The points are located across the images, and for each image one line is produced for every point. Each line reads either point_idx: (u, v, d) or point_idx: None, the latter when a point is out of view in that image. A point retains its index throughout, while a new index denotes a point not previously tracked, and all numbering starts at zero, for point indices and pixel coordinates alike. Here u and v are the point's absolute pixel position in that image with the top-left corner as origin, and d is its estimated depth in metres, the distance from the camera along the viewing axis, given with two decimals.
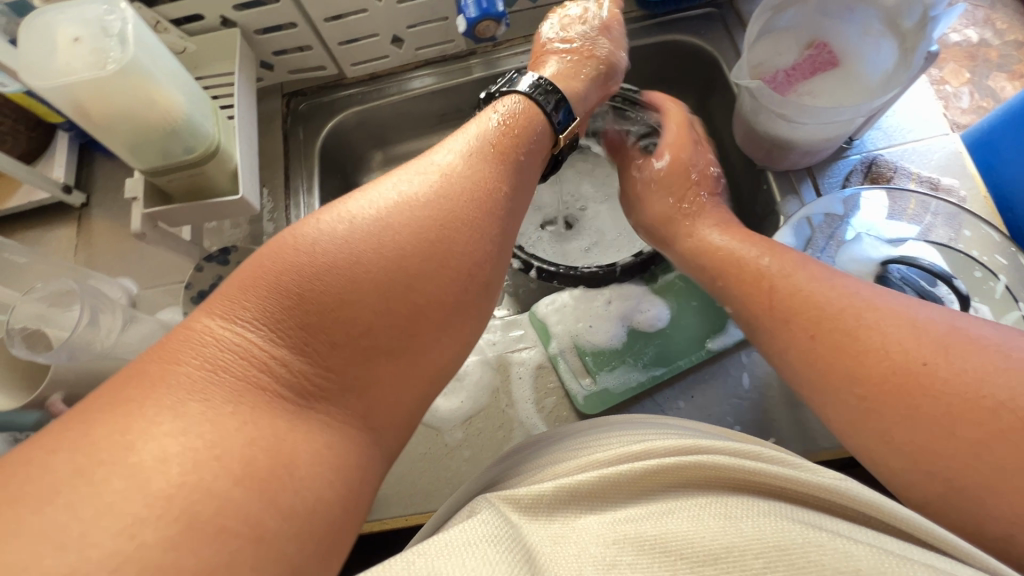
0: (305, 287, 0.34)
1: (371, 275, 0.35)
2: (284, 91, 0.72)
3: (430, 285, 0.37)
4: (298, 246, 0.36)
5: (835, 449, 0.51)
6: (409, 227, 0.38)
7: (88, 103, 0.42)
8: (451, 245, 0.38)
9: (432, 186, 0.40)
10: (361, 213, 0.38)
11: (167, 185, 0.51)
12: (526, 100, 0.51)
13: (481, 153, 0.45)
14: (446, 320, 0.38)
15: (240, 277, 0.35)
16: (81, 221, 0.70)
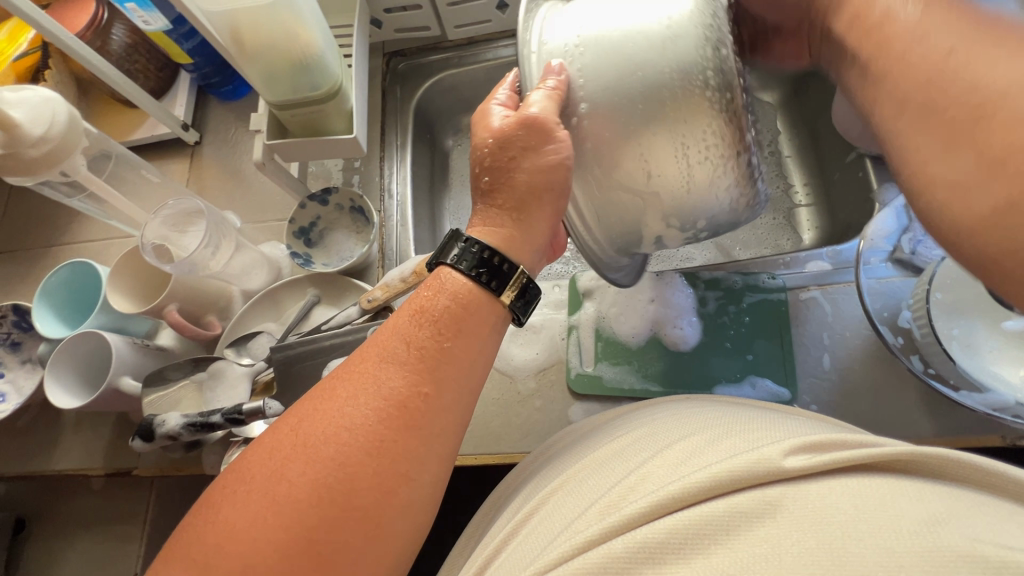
0: (211, 558, 0.33)
1: (274, 532, 0.34)
2: (386, 50, 0.76)
3: (342, 531, 0.35)
4: (209, 515, 0.35)
5: (918, 439, 0.49)
6: (311, 480, 0.35)
7: (243, 29, 0.46)
8: (357, 479, 0.35)
9: (345, 411, 0.37)
10: (256, 469, 0.36)
11: (290, 120, 0.55)
12: (454, 279, 0.42)
13: (393, 358, 0.39)
14: (366, 559, 0.35)
15: (170, 548, 0.36)
16: (193, 157, 0.76)
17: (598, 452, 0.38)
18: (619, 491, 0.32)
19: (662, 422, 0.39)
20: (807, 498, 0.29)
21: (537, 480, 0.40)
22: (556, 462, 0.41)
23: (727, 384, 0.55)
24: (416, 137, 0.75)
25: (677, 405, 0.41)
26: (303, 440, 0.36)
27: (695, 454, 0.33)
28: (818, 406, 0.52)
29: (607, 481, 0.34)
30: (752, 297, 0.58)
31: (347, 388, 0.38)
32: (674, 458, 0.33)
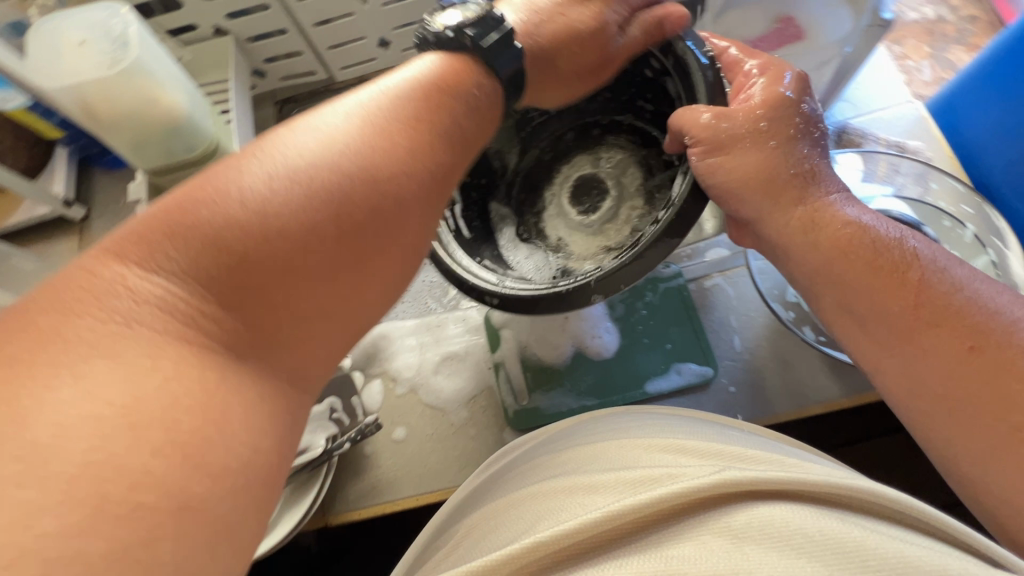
0: (210, 242, 0.27)
1: (307, 237, 0.28)
2: (276, 98, 0.74)
3: (366, 250, 0.30)
4: (220, 195, 0.28)
5: (824, 403, 0.53)
6: (305, 222, 0.29)
7: (95, 101, 0.44)
8: (384, 225, 0.31)
9: (349, 149, 0.31)
10: (293, 155, 0.30)
11: (170, 186, 0.53)
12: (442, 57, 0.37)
13: (411, 100, 0.35)
14: (386, 274, 0.32)
15: (144, 223, 0.27)
16: (82, 234, 0.72)
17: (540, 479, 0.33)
18: (578, 507, 0.27)
19: (628, 435, 0.35)
20: (771, 533, 0.24)
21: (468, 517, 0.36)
22: (508, 484, 0.36)
23: (657, 378, 0.56)
24: None
25: (644, 421, 0.38)
26: (306, 149, 0.30)
27: (655, 471, 0.29)
28: (735, 387, 0.54)
29: (568, 494, 0.29)
30: (659, 297, 0.59)
31: (366, 135, 0.32)
32: (640, 472, 0.29)
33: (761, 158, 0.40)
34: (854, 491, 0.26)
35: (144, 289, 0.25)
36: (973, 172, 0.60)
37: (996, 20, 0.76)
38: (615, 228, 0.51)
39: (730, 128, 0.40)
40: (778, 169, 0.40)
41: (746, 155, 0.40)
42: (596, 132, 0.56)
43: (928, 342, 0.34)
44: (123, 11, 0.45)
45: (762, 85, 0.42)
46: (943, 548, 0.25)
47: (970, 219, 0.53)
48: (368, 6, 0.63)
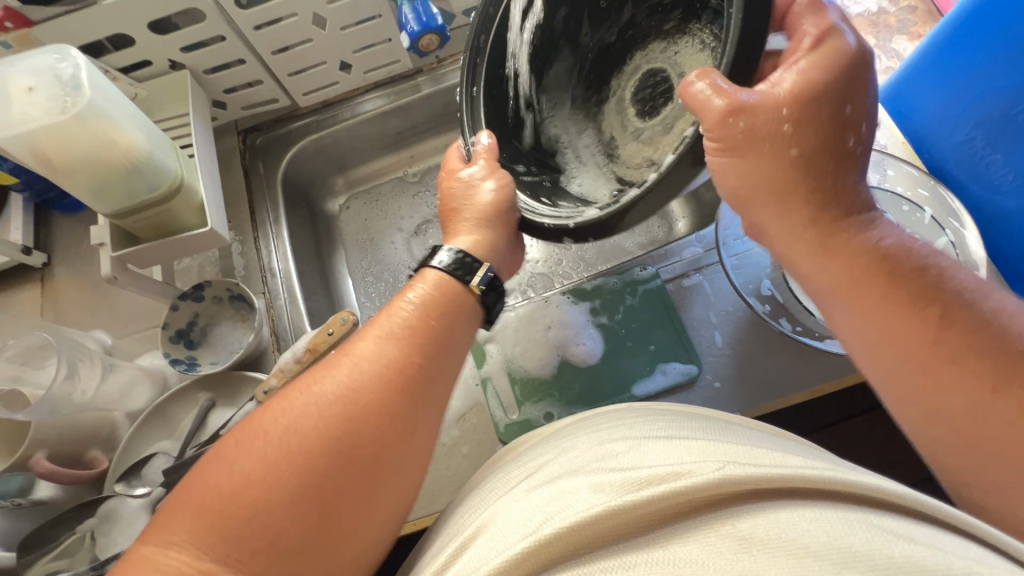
0: (227, 507, 0.32)
1: (297, 472, 0.33)
2: (239, 128, 0.73)
3: (350, 491, 0.34)
4: (227, 466, 0.33)
5: (807, 390, 0.54)
6: (294, 462, 0.33)
7: (49, 148, 0.43)
8: (379, 460, 0.35)
9: (330, 389, 0.36)
10: (277, 425, 0.35)
11: (134, 226, 0.52)
12: (444, 278, 0.44)
13: (394, 339, 0.40)
14: (377, 506, 0.35)
15: (187, 502, 0.32)
16: (45, 281, 0.69)
17: (539, 468, 0.34)
18: (582, 495, 0.28)
19: (621, 429, 0.35)
20: (766, 527, 0.25)
21: (472, 501, 0.36)
22: (498, 481, 0.36)
23: (644, 380, 0.57)
24: (289, 209, 0.73)
25: (644, 416, 0.38)
26: (300, 411, 0.35)
27: (655, 461, 0.29)
28: (720, 382, 0.55)
29: (554, 491, 0.29)
30: (642, 301, 0.60)
31: (341, 369, 0.37)
32: (640, 463, 0.29)
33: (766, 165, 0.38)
34: (835, 481, 0.26)
35: (162, 560, 0.31)
36: (925, 156, 0.62)
37: (933, 9, 0.80)
38: (664, 131, 0.48)
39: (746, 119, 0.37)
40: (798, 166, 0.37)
41: (763, 153, 0.38)
42: (676, 16, 0.50)
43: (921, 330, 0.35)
44: (69, 54, 0.44)
45: (802, 68, 0.37)
46: (921, 533, 0.25)
47: (926, 202, 0.55)
48: (326, 32, 0.63)
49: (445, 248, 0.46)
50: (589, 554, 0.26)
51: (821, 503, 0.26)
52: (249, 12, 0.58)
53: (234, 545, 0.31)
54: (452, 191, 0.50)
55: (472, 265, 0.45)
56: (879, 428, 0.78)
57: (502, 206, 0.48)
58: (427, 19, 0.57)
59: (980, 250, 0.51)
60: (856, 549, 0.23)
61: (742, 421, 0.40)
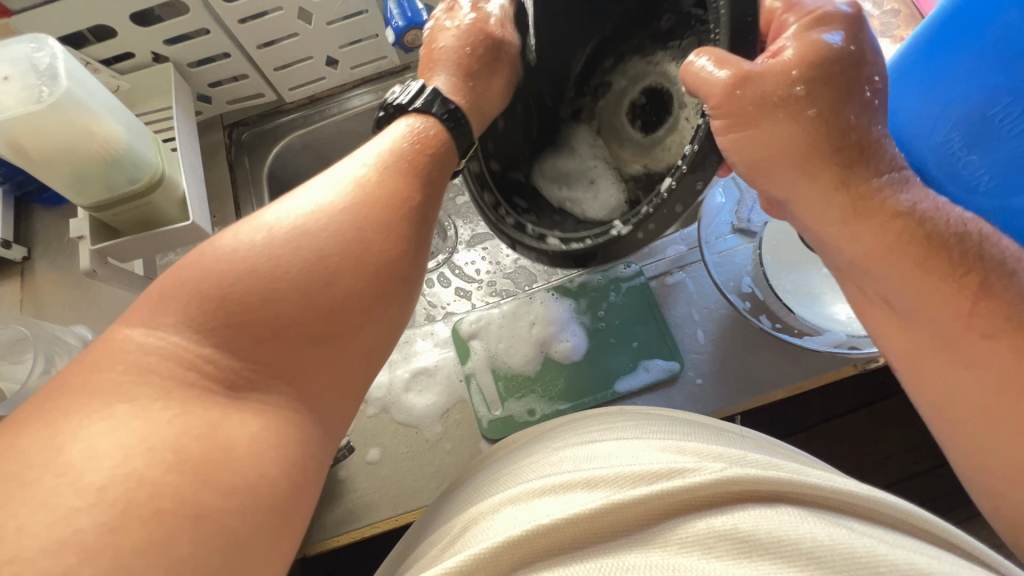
0: (226, 289, 0.32)
1: (291, 274, 0.33)
2: (225, 122, 0.72)
3: (347, 311, 0.34)
4: (219, 254, 0.33)
5: (787, 387, 0.55)
6: (284, 274, 0.33)
7: (25, 138, 0.42)
8: (362, 253, 0.35)
9: (328, 210, 0.35)
10: (275, 226, 0.34)
11: (114, 219, 0.51)
12: (430, 120, 0.42)
13: (394, 166, 0.39)
14: (371, 333, 0.36)
15: (173, 274, 0.33)
16: (25, 275, 0.69)
17: (527, 467, 0.34)
18: (569, 496, 0.28)
19: (616, 430, 0.36)
20: (747, 530, 0.25)
21: (460, 498, 0.37)
22: (490, 477, 0.36)
23: (626, 376, 0.57)
24: (274, 205, 0.72)
25: (635, 419, 0.38)
26: (291, 217, 0.35)
27: (642, 463, 0.29)
28: (702, 378, 0.55)
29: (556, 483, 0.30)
30: (627, 299, 0.60)
31: (339, 196, 0.36)
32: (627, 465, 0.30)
33: (787, 133, 0.38)
34: (829, 490, 0.27)
35: (151, 343, 0.31)
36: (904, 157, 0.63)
37: (915, 13, 0.81)
38: (662, 149, 0.46)
39: (754, 91, 0.37)
40: (814, 141, 0.37)
41: (778, 120, 0.37)
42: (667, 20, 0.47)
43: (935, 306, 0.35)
44: (47, 44, 0.43)
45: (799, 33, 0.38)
46: (910, 542, 0.26)
47: None
48: (312, 27, 0.63)
49: (426, 87, 0.45)
50: (587, 547, 0.26)
51: (802, 509, 0.26)
52: (233, 5, 0.57)
53: (228, 378, 0.31)
54: (434, 44, 0.49)
55: (456, 112, 0.44)
56: (860, 426, 0.79)
57: (478, 41, 0.48)
58: (413, 14, 0.57)
59: None
60: (854, 555, 0.23)
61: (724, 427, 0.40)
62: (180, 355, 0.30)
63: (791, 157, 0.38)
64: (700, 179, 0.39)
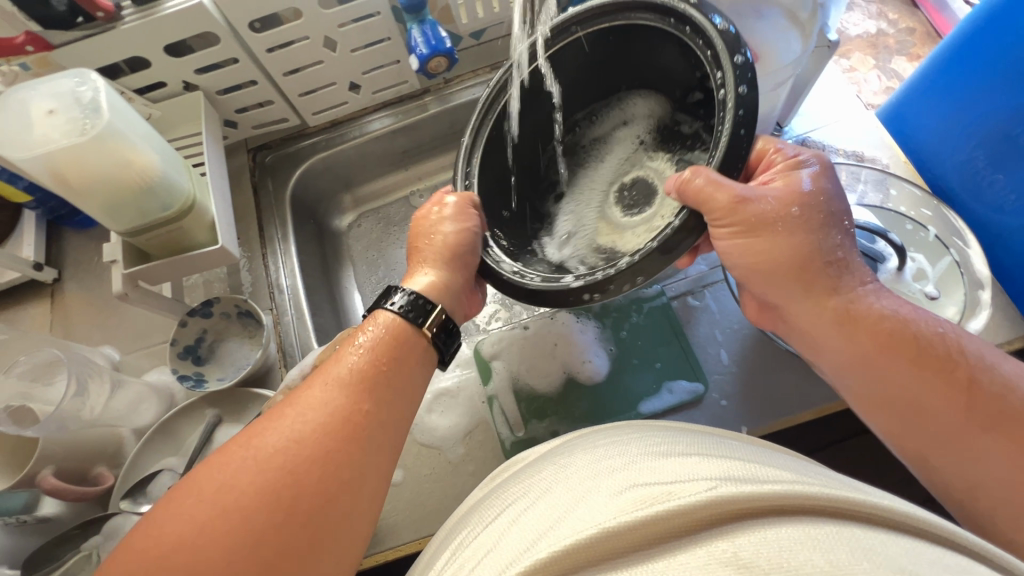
0: (180, 563, 0.31)
1: (245, 531, 0.32)
2: (249, 146, 0.74)
3: (296, 537, 0.33)
4: (165, 525, 0.32)
5: (813, 409, 0.54)
6: (232, 525, 0.32)
7: (67, 168, 0.44)
8: (320, 490, 0.35)
9: (276, 441, 0.35)
10: (228, 487, 0.33)
11: (145, 244, 0.52)
12: (395, 320, 0.43)
13: (346, 387, 0.39)
14: (340, 538, 0.35)
15: (124, 562, 0.31)
16: (55, 297, 0.70)
17: (538, 483, 0.34)
18: (580, 514, 0.28)
19: (622, 443, 0.35)
20: (770, 547, 0.24)
21: (474, 516, 0.37)
22: (500, 498, 0.36)
23: (650, 398, 0.57)
24: (297, 225, 0.73)
25: (638, 432, 0.38)
26: (238, 466, 0.34)
27: (658, 477, 0.29)
28: (727, 400, 0.55)
29: (560, 508, 0.29)
30: (652, 321, 0.60)
31: (279, 431, 0.36)
32: (642, 480, 0.29)
33: (786, 241, 0.41)
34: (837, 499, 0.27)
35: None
36: (927, 175, 0.63)
37: (931, 31, 0.81)
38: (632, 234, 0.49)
39: (754, 211, 0.41)
40: (808, 255, 0.41)
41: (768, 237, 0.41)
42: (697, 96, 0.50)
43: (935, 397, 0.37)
44: (90, 78, 0.45)
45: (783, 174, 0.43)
46: (939, 554, 0.25)
47: (930, 221, 0.55)
48: (337, 54, 0.65)
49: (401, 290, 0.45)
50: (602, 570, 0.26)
51: (827, 524, 0.25)
52: (262, 35, 0.59)
53: None
54: (424, 213, 0.50)
55: (424, 305, 0.44)
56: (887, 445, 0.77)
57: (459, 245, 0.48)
58: (436, 42, 0.59)
59: (985, 268, 0.51)
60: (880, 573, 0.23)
61: (748, 440, 0.39)
62: None
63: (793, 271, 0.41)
64: (642, 274, 0.40)
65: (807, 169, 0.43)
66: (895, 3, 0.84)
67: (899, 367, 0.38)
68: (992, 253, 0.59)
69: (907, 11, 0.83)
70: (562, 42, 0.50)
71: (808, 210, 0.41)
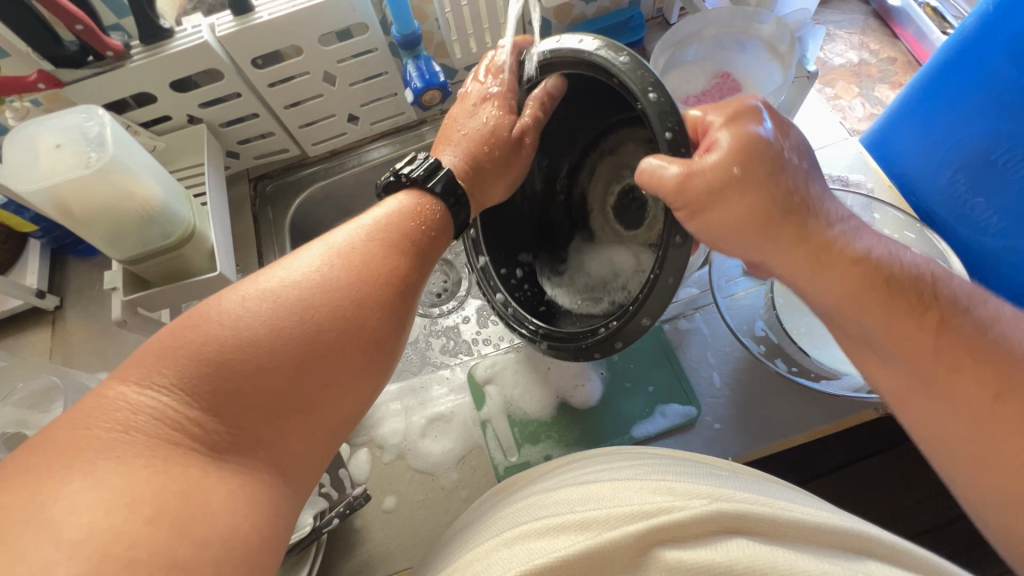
0: (220, 353, 0.33)
1: (280, 349, 0.35)
2: (250, 176, 0.76)
3: (324, 364, 0.36)
4: (216, 318, 0.34)
5: (806, 432, 0.54)
6: (274, 341, 0.35)
7: (72, 200, 0.45)
8: (352, 320, 0.38)
9: (321, 270, 0.38)
10: (272, 287, 0.36)
11: (145, 272, 0.53)
12: (412, 194, 0.45)
13: (383, 241, 0.42)
14: (348, 394, 0.38)
15: (153, 348, 0.33)
16: (56, 323, 0.71)
17: (533, 502, 0.34)
18: (564, 537, 0.28)
19: (607, 470, 0.35)
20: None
21: (476, 527, 0.37)
22: (498, 513, 0.36)
23: (643, 422, 0.57)
24: (296, 252, 0.75)
25: (634, 458, 0.38)
26: (284, 285, 0.37)
27: (642, 499, 0.29)
28: (720, 423, 0.55)
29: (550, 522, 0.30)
30: (646, 346, 0.60)
31: (326, 264, 0.39)
32: (627, 499, 0.30)
33: (747, 203, 0.39)
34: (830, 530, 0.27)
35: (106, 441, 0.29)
36: (912, 199, 0.64)
37: (912, 60, 0.84)
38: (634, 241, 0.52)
39: (703, 181, 0.39)
40: (769, 205, 0.39)
41: (729, 208, 0.40)
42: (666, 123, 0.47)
43: (903, 335, 0.35)
44: (97, 113, 0.47)
45: (726, 126, 0.41)
46: None
47: (913, 244, 0.56)
48: (335, 88, 0.67)
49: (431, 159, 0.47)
50: None
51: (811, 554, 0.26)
52: (264, 71, 0.62)
53: (212, 442, 0.32)
54: (454, 116, 0.52)
55: (457, 190, 0.47)
56: (887, 470, 0.76)
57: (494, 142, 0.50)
58: (430, 76, 0.61)
59: None
60: None
61: (730, 465, 0.39)
62: (165, 417, 0.31)
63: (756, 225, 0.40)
64: (670, 275, 0.37)
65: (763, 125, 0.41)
66: (876, 34, 0.87)
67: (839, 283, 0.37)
68: (983, 276, 0.59)
69: (887, 42, 0.86)
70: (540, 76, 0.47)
71: (764, 169, 0.39)
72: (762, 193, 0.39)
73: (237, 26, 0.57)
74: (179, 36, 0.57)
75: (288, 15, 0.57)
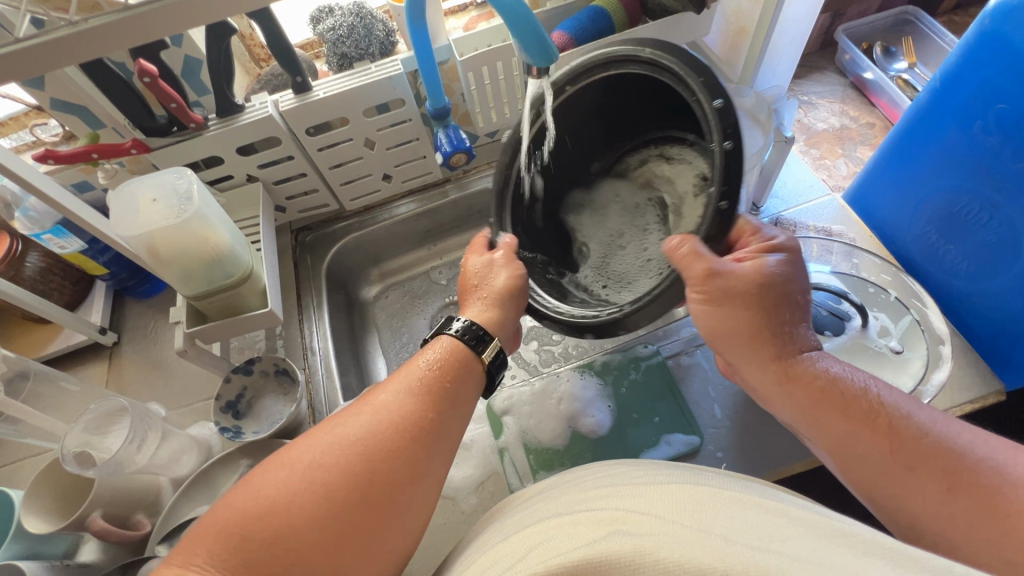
0: (246, 527, 0.36)
1: (316, 510, 0.37)
2: (293, 227, 0.85)
3: (366, 521, 0.38)
4: (252, 493, 0.38)
5: (803, 460, 0.58)
6: (310, 489, 0.38)
7: (159, 243, 0.54)
8: (385, 472, 0.40)
9: (353, 429, 0.41)
10: (299, 456, 0.39)
11: (207, 308, 0.61)
12: (451, 342, 0.49)
13: (413, 393, 0.44)
14: (397, 532, 0.40)
15: (200, 526, 0.37)
16: (112, 357, 0.78)
17: (526, 518, 0.39)
18: (565, 541, 0.33)
19: (607, 480, 0.40)
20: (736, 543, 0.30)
21: (472, 546, 0.42)
22: (494, 531, 0.41)
23: (650, 450, 0.61)
24: (330, 295, 0.83)
25: (650, 469, 0.42)
26: (319, 453, 0.40)
27: (640, 506, 0.35)
28: (722, 452, 0.59)
29: (548, 533, 0.35)
30: (651, 379, 0.65)
31: (349, 420, 0.42)
32: (623, 507, 0.35)
33: (740, 312, 0.47)
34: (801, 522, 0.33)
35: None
36: (893, 248, 0.71)
37: (888, 125, 0.93)
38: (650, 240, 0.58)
39: (725, 286, 0.46)
40: (759, 326, 0.47)
41: (733, 314, 0.47)
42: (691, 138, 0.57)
43: (869, 447, 0.42)
44: (187, 174, 0.57)
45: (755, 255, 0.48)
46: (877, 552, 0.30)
47: (890, 284, 0.63)
48: (375, 152, 0.77)
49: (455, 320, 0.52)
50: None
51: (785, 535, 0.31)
52: (316, 138, 0.72)
53: None
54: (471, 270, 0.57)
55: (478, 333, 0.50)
56: None
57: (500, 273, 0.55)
58: (457, 142, 0.71)
59: (942, 326, 0.58)
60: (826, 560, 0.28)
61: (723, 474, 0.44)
62: None
63: (742, 337, 0.47)
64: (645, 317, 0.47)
65: (779, 252, 0.48)
66: (854, 102, 0.97)
67: (790, 402, 0.46)
68: (960, 315, 0.64)
69: (866, 109, 0.96)
70: (558, 100, 0.56)
71: (769, 293, 0.47)
72: (762, 312, 0.46)
73: (298, 102, 0.67)
74: (248, 111, 0.67)
75: (341, 93, 0.67)
